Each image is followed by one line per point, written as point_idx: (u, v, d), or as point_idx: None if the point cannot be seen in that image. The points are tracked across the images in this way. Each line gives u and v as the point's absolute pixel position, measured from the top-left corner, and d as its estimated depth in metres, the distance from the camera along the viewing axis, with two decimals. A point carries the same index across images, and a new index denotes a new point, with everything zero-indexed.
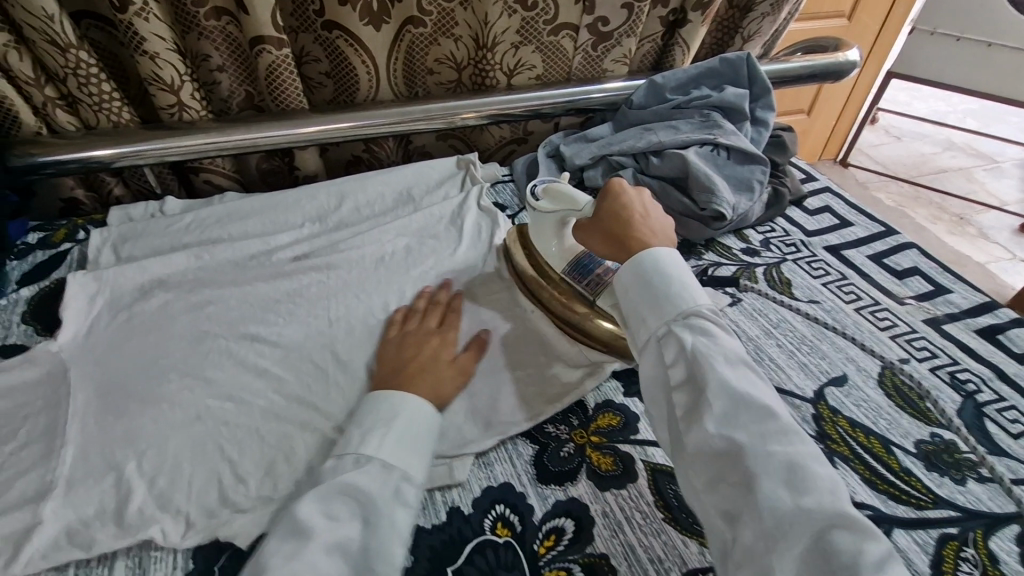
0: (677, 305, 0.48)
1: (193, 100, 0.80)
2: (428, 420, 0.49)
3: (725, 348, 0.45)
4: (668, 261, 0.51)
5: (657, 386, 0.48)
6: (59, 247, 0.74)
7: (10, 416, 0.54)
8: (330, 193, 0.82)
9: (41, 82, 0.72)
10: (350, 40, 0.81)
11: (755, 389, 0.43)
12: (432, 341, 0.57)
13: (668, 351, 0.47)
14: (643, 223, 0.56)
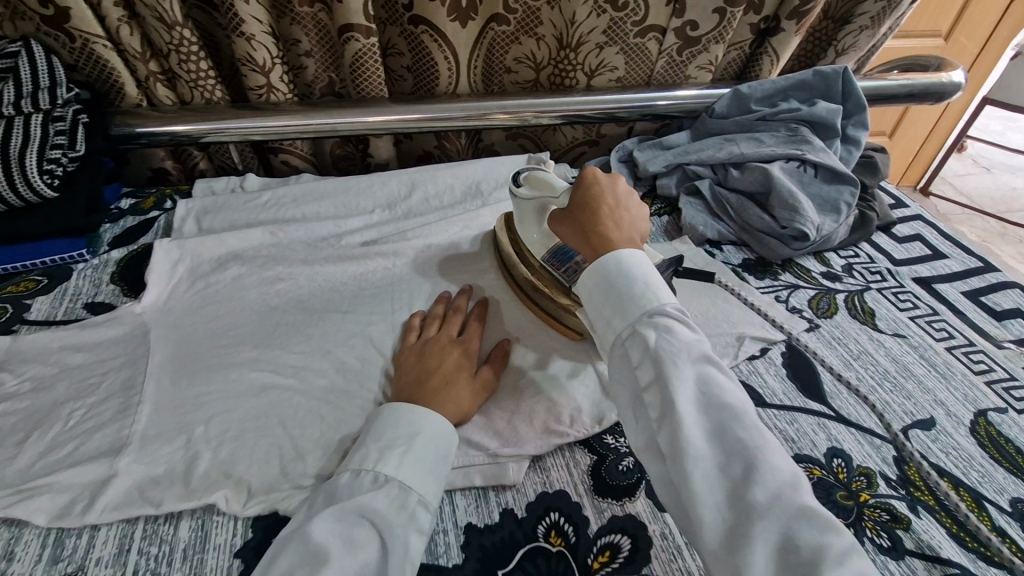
0: (641, 301, 0.45)
1: (280, 82, 0.82)
2: (446, 442, 0.47)
3: (690, 345, 0.43)
4: (631, 259, 0.48)
5: (621, 385, 0.45)
6: (147, 214, 0.78)
7: (93, 369, 0.57)
8: (402, 181, 0.83)
9: (147, 57, 0.76)
10: (434, 35, 0.80)
11: (721, 390, 0.41)
12: (455, 352, 0.55)
13: (634, 351, 0.44)
14: (614, 216, 0.52)
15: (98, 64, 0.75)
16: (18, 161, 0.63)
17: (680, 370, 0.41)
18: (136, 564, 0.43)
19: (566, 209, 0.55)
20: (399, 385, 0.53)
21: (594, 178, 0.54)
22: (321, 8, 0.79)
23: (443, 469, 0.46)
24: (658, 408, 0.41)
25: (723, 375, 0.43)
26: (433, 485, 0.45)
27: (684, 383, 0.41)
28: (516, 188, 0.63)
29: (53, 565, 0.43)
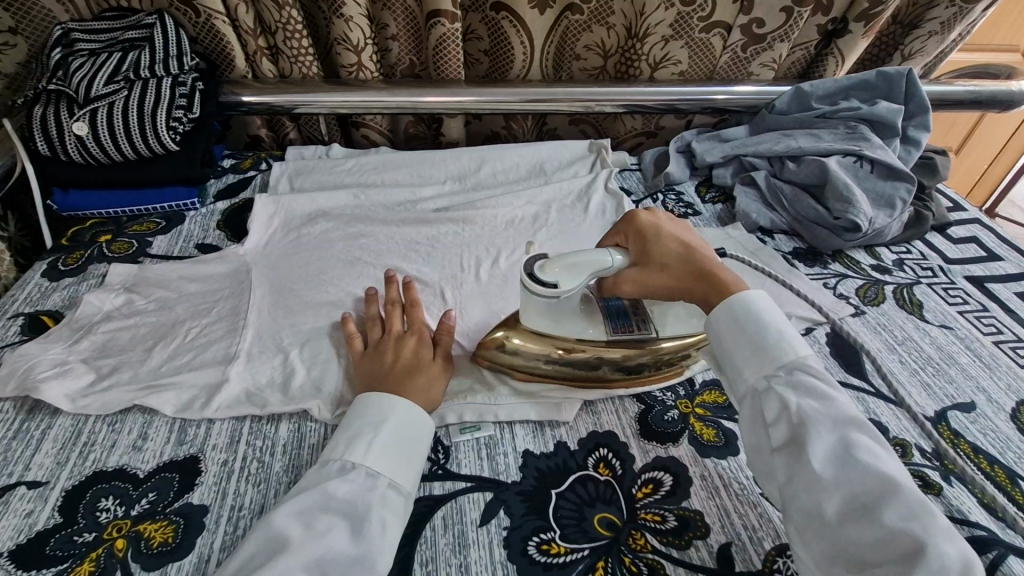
0: (782, 360, 0.48)
1: (370, 62, 0.90)
2: (416, 423, 0.49)
3: (836, 408, 0.45)
4: (763, 312, 0.50)
5: (754, 437, 0.48)
6: (246, 173, 0.87)
7: (206, 296, 0.66)
8: (472, 157, 0.90)
9: (257, 33, 0.85)
10: (514, 20, 0.88)
11: (872, 457, 0.42)
12: (410, 341, 0.56)
13: (771, 406, 0.46)
14: (708, 258, 0.55)
15: (215, 38, 0.84)
16: (149, 116, 0.73)
17: (818, 428, 0.43)
18: (245, 452, 0.51)
19: (655, 261, 0.54)
20: (367, 372, 0.54)
21: (656, 224, 0.56)
22: None
23: (414, 455, 0.48)
24: (796, 467, 0.43)
25: (876, 446, 0.43)
26: (405, 470, 0.47)
27: (828, 449, 0.43)
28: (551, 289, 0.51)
29: (178, 447, 0.51)
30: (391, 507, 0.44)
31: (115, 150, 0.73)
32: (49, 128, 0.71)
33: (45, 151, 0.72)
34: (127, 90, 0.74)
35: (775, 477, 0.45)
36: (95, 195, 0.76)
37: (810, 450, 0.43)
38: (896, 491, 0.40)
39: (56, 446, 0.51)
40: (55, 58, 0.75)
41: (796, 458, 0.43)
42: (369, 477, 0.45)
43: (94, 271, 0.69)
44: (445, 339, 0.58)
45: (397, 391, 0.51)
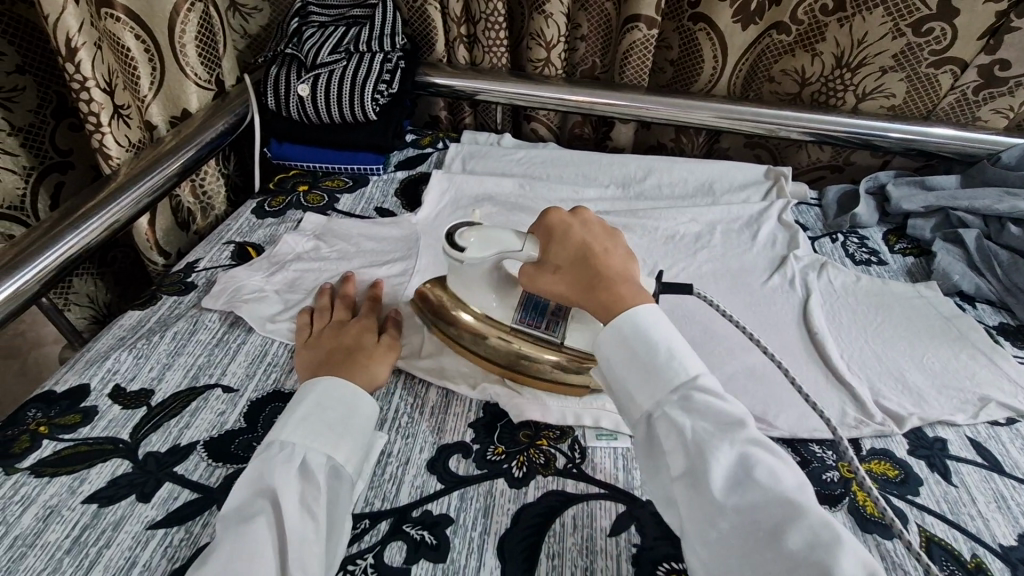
0: (675, 381, 0.43)
1: (557, 59, 0.92)
2: (343, 394, 0.49)
3: (723, 424, 0.40)
4: (654, 322, 0.45)
5: (656, 467, 0.43)
6: (424, 149, 0.93)
7: (379, 256, 0.71)
8: (640, 165, 0.88)
9: (462, 22, 0.91)
10: (711, 34, 0.85)
11: (768, 477, 0.38)
12: (352, 330, 0.56)
13: (664, 435, 0.42)
14: (607, 266, 0.50)
15: (424, 22, 0.91)
16: (360, 85, 0.81)
17: (712, 451, 0.39)
18: (398, 405, 0.55)
19: (550, 264, 0.51)
20: (312, 359, 0.54)
21: (564, 223, 0.52)
22: None
23: (338, 424, 0.47)
24: (695, 501, 0.39)
25: (776, 461, 0.39)
26: (332, 441, 0.46)
27: (724, 472, 0.38)
28: (459, 250, 0.54)
29: None
30: (317, 488, 0.43)
31: (326, 112, 0.82)
32: (279, 86, 0.82)
33: (272, 106, 0.83)
34: (346, 61, 0.83)
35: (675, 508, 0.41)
36: (301, 150, 0.86)
37: (705, 483, 0.38)
38: (800, 517, 0.36)
39: (248, 359, 0.57)
40: (293, 26, 0.85)
41: (693, 492, 0.39)
42: (285, 450, 0.45)
43: (291, 216, 0.77)
44: (393, 326, 0.58)
45: (343, 372, 0.51)
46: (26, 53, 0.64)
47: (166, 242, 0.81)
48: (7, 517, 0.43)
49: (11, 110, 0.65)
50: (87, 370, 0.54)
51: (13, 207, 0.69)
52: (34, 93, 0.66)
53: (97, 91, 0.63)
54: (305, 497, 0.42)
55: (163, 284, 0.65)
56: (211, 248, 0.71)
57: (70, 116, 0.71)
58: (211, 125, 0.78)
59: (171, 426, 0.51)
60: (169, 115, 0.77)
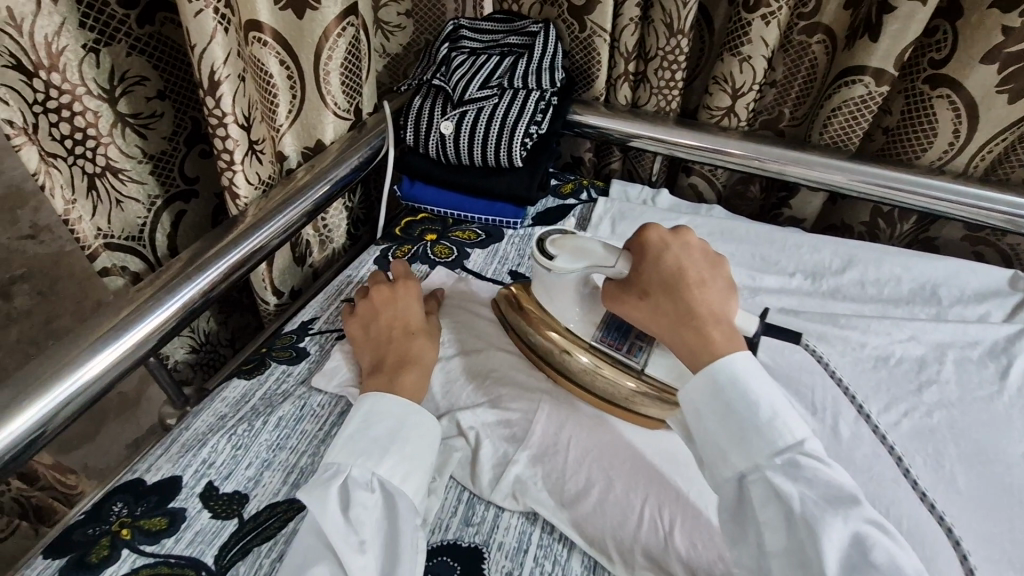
0: (776, 443, 0.37)
1: (743, 109, 0.76)
2: (385, 408, 0.45)
3: (834, 496, 0.34)
4: (752, 375, 0.39)
5: (748, 540, 0.37)
6: (566, 199, 0.81)
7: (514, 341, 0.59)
8: (836, 252, 0.71)
9: (632, 58, 0.77)
10: (955, 100, 0.67)
11: (891, 566, 0.32)
12: (398, 303, 0.55)
13: (763, 504, 0.36)
14: (705, 298, 0.43)
15: (587, 55, 0.77)
16: (509, 129, 0.71)
17: (825, 531, 0.33)
18: (532, 570, 0.42)
19: (637, 287, 0.45)
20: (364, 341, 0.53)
21: (662, 243, 0.46)
22: (822, 40, 0.70)
23: (388, 437, 0.44)
24: None
25: (895, 545, 0.34)
26: (375, 456, 0.43)
27: (836, 554, 0.33)
28: (549, 258, 0.49)
29: (464, 528, 0.45)
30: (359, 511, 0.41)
31: (469, 156, 0.72)
32: (421, 121, 0.73)
33: (409, 141, 0.75)
34: (497, 97, 0.72)
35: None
36: (434, 192, 0.76)
37: (817, 570, 0.32)
38: None
39: None
40: (443, 52, 0.76)
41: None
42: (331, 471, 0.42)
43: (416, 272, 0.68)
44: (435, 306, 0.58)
45: (392, 369, 0.49)
46: (167, 75, 0.60)
47: (281, 280, 0.74)
48: None
49: (147, 138, 0.60)
50: (182, 457, 0.47)
51: (130, 238, 0.64)
52: (169, 121, 0.62)
53: (235, 127, 0.57)
54: (353, 517, 0.40)
55: (274, 346, 0.58)
56: (328, 304, 0.63)
57: (201, 142, 0.66)
58: (342, 161, 0.70)
59: (262, 555, 0.42)
60: (303, 145, 0.71)
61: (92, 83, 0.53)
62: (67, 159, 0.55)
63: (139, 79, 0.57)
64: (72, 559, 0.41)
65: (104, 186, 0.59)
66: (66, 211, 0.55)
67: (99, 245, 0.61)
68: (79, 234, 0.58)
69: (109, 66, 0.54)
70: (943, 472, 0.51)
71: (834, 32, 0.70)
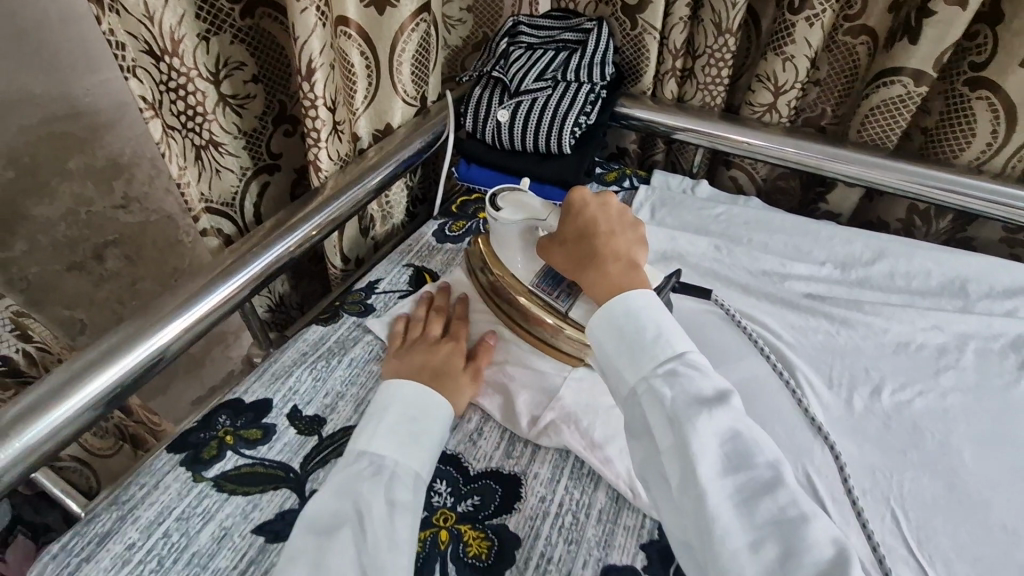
0: (659, 355, 0.43)
1: (785, 106, 0.80)
2: (438, 424, 0.50)
3: (704, 399, 0.39)
4: (643, 302, 0.45)
5: (637, 438, 0.43)
6: (609, 186, 0.87)
7: None
8: (869, 245, 0.74)
9: (679, 55, 0.82)
10: (995, 104, 0.69)
11: (748, 451, 0.38)
12: (444, 344, 0.56)
13: (649, 407, 0.41)
14: (613, 244, 0.51)
15: (638, 52, 0.83)
16: (560, 118, 0.77)
17: (692, 421, 0.38)
18: (563, 497, 0.49)
19: (559, 239, 0.54)
20: (412, 368, 0.54)
21: (585, 202, 0.54)
22: (865, 41, 0.73)
23: (420, 439, 0.48)
24: (681, 476, 0.38)
25: (753, 434, 0.39)
26: (415, 453, 0.47)
27: (704, 438, 0.38)
28: (493, 210, 0.58)
29: (506, 459, 0.52)
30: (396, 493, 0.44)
31: (523, 141, 0.79)
32: (480, 109, 0.81)
33: (468, 127, 0.82)
34: (551, 89, 0.79)
35: (661, 488, 0.40)
36: (489, 173, 0.83)
37: (691, 460, 0.37)
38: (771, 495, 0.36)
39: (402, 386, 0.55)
40: (501, 46, 0.82)
41: (672, 464, 0.38)
42: (373, 464, 0.46)
43: (469, 244, 0.76)
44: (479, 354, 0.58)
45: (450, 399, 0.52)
46: (261, 61, 0.69)
47: (349, 248, 0.83)
48: (188, 529, 0.45)
49: (243, 117, 0.69)
50: (272, 384, 0.56)
51: (225, 204, 0.73)
52: (261, 102, 0.71)
53: (323, 109, 0.65)
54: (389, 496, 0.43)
55: (346, 300, 0.66)
56: (391, 269, 0.71)
57: (286, 122, 0.76)
58: (409, 142, 0.79)
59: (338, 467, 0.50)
60: (374, 127, 0.79)
61: (203, 68, 0.61)
62: (180, 132, 0.65)
63: (239, 64, 0.66)
64: (187, 455, 0.50)
65: (208, 156, 0.67)
66: (179, 175, 0.66)
67: (201, 209, 0.70)
68: (186, 196, 0.68)
69: (217, 53, 0.63)
70: (950, 447, 0.55)
71: (879, 33, 0.72)
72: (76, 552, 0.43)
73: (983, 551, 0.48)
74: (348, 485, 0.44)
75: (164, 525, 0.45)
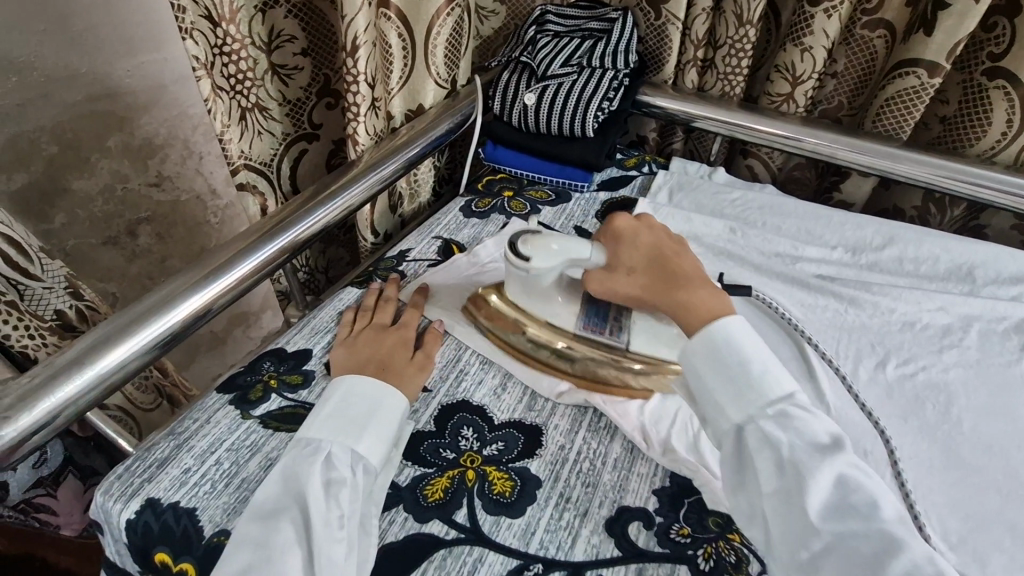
0: (771, 395, 0.45)
1: (802, 97, 0.82)
2: (373, 404, 0.49)
3: (823, 447, 0.42)
4: (739, 333, 0.48)
5: (739, 472, 0.45)
6: (629, 171, 0.90)
7: None
8: (879, 231, 0.76)
9: (701, 45, 0.85)
10: (1010, 92, 0.71)
11: (867, 501, 0.40)
12: (390, 335, 0.57)
13: (760, 449, 0.44)
14: (683, 267, 0.53)
15: (660, 41, 0.86)
16: (585, 103, 0.81)
17: (809, 470, 0.41)
18: (581, 446, 0.52)
19: (624, 265, 0.54)
20: (352, 359, 0.55)
21: (635, 227, 0.56)
22: (883, 34, 0.76)
23: (362, 419, 0.48)
24: (788, 513, 0.41)
25: (869, 481, 0.42)
26: (352, 435, 0.47)
27: (821, 485, 0.41)
28: (525, 263, 0.54)
29: (528, 411, 0.56)
30: (337, 485, 0.44)
31: (548, 124, 0.83)
32: (507, 92, 0.84)
33: (496, 110, 0.86)
34: (576, 74, 0.82)
35: (764, 521, 0.43)
36: (514, 156, 0.87)
37: (804, 501, 0.40)
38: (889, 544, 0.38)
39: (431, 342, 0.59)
40: (529, 35, 0.86)
41: (789, 506, 0.41)
42: (311, 448, 0.46)
43: (495, 220, 0.79)
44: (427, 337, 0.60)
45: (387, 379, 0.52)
46: (313, 37, 0.73)
47: (379, 223, 0.88)
48: (238, 458, 0.49)
49: (288, 86, 0.75)
50: (312, 336, 0.60)
51: (263, 164, 0.77)
52: (307, 75, 0.75)
53: (364, 85, 0.70)
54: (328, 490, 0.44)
55: (379, 267, 0.71)
56: (421, 240, 0.75)
57: (329, 95, 0.79)
58: (441, 120, 0.83)
59: None
60: (408, 108, 0.83)
61: (256, 36, 0.67)
62: (228, 93, 0.68)
63: (289, 37, 0.71)
64: (235, 396, 0.54)
65: (253, 119, 0.72)
66: (222, 132, 0.69)
67: (240, 164, 0.73)
68: (228, 153, 0.71)
69: (270, 24, 0.68)
70: (951, 417, 0.58)
71: (895, 27, 0.75)
72: (137, 474, 0.48)
73: (977, 510, 0.51)
74: (288, 471, 0.45)
75: (217, 454, 0.49)
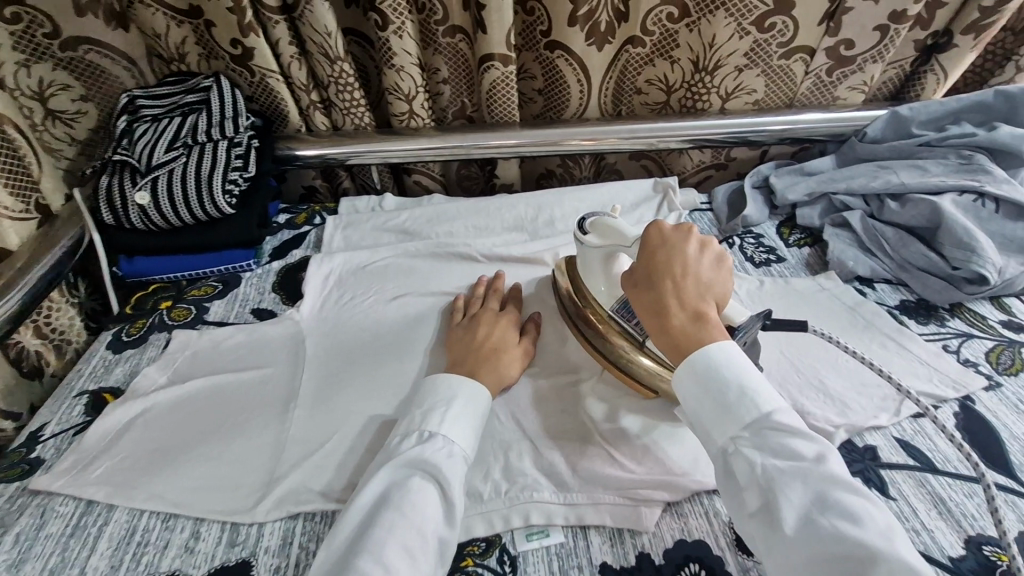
0: (746, 416, 0.43)
1: (421, 109, 0.87)
2: (483, 403, 0.53)
3: (802, 464, 0.40)
4: (725, 361, 0.45)
5: (735, 506, 0.43)
6: (301, 228, 0.86)
7: (254, 357, 0.64)
8: (529, 204, 0.84)
9: (310, 88, 0.83)
10: (570, 60, 0.83)
11: (846, 515, 0.37)
12: (500, 322, 0.62)
13: (741, 473, 0.42)
14: (683, 288, 0.49)
15: (270, 96, 0.83)
16: (207, 182, 0.73)
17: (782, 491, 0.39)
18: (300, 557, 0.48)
19: (637, 277, 0.52)
20: (456, 350, 0.60)
21: (662, 241, 0.53)
22: (462, 37, 0.84)
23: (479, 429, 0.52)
24: (770, 538, 0.40)
25: (860, 503, 0.38)
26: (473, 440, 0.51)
27: (796, 508, 0.39)
28: (583, 234, 0.61)
29: (230, 549, 0.49)
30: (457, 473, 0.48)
31: (175, 217, 0.73)
32: (113, 198, 0.72)
33: (110, 221, 0.73)
34: (185, 156, 0.74)
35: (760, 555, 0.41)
36: (157, 261, 0.77)
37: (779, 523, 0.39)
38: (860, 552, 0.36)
39: (93, 532, 0.50)
40: (121, 125, 0.76)
41: (773, 529, 0.39)
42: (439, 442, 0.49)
43: (154, 341, 0.68)
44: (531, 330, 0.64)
45: (486, 367, 0.57)
46: None
47: (8, 402, 0.70)
48: None
49: None
50: None
51: None
52: None
53: None
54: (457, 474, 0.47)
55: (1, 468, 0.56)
56: (58, 406, 0.61)
57: None
58: (36, 263, 0.69)
59: None
60: None
61: None
62: None
63: None
64: None
65: None
66: None
67: None
68: None
69: None
70: None
71: (466, 29, 0.83)
72: None
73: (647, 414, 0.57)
74: (410, 457, 0.48)
75: None
